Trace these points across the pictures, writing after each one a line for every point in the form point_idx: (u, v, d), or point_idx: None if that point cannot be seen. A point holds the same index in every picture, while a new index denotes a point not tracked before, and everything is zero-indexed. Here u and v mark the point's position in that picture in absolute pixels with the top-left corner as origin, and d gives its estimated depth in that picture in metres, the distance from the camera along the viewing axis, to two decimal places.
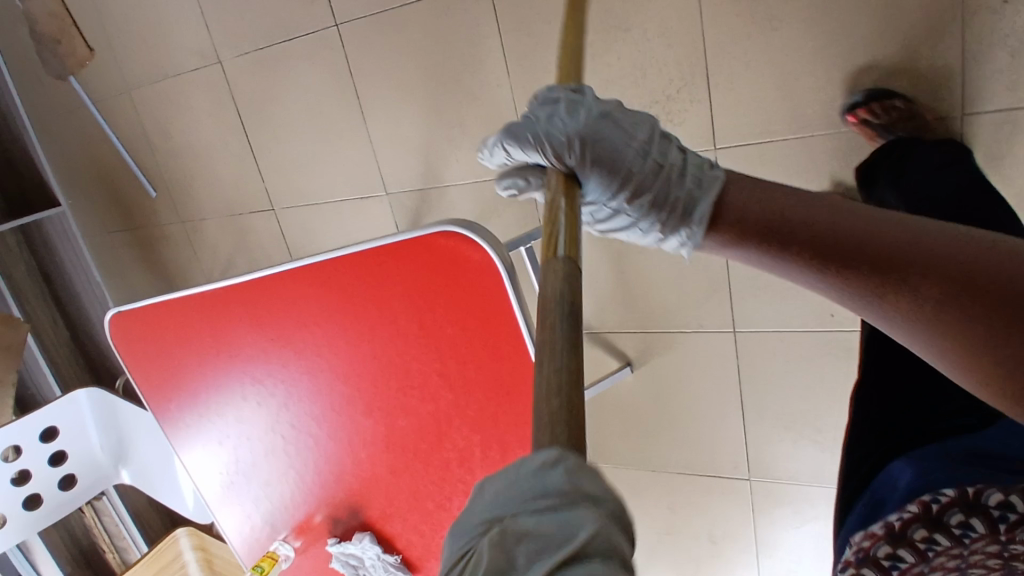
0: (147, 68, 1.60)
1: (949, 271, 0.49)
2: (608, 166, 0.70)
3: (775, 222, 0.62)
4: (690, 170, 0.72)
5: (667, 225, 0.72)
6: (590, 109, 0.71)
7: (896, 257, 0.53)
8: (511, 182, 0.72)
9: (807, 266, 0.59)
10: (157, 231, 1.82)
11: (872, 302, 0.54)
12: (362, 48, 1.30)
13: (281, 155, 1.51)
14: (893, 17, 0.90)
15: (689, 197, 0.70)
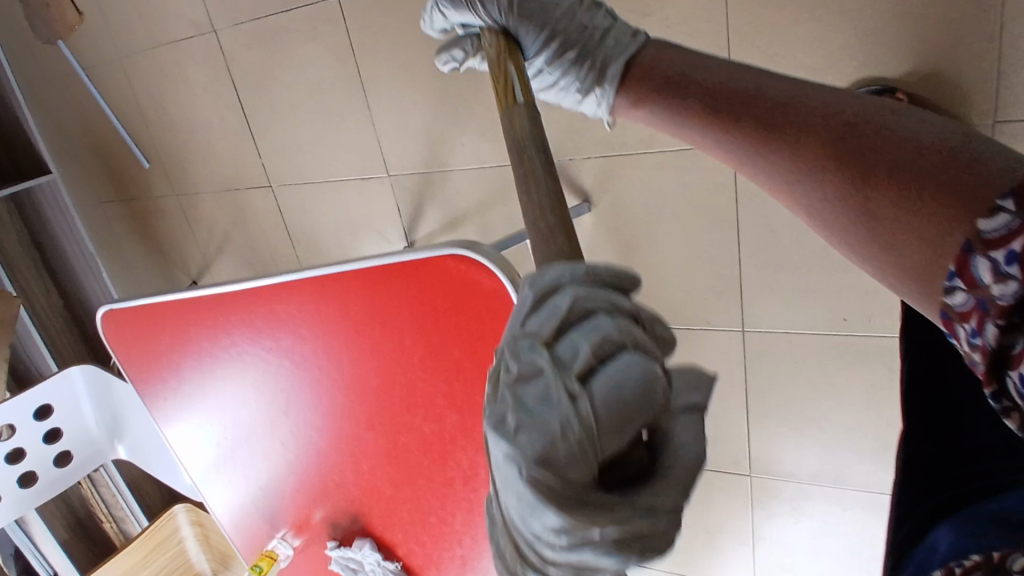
0: (138, 35, 1.53)
1: (826, 135, 0.53)
2: (534, 20, 0.75)
3: (687, 81, 0.68)
4: (612, 34, 0.76)
5: (587, 84, 0.77)
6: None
7: (783, 120, 0.57)
8: (450, 55, 0.84)
9: (706, 128, 0.65)
10: (152, 204, 1.77)
11: (756, 160, 0.60)
12: (363, 22, 1.23)
13: (278, 130, 1.46)
14: (933, 13, 0.83)
15: (606, 58, 0.76)
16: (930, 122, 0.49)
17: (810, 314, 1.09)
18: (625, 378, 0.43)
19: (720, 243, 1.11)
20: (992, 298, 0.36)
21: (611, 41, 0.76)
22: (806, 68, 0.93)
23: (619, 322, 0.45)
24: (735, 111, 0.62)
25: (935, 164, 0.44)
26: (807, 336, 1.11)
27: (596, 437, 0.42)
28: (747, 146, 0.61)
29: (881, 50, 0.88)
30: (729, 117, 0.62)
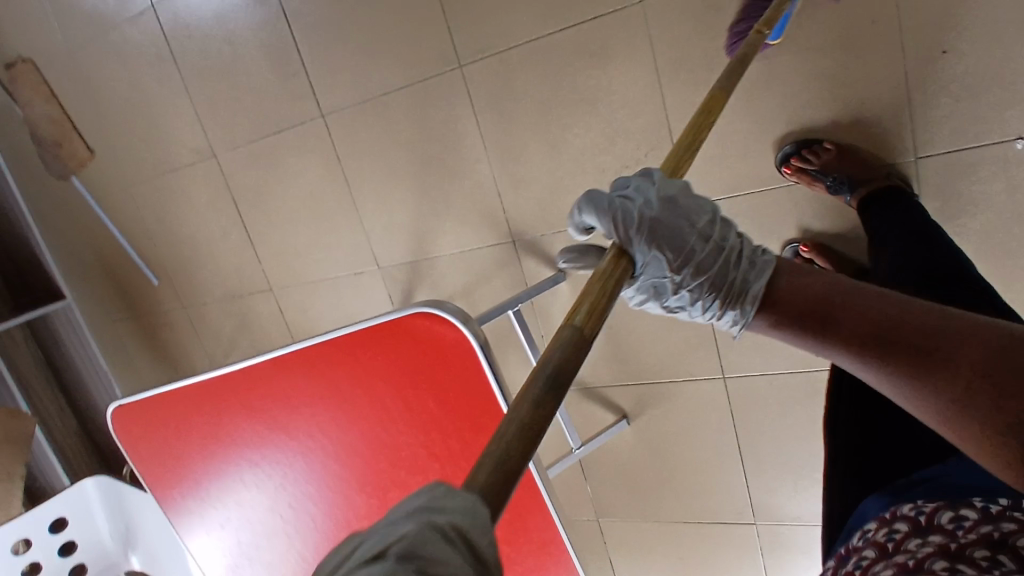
0: (145, 167, 1.68)
1: (978, 354, 0.47)
2: (669, 249, 0.66)
3: (815, 305, 0.59)
4: (748, 253, 0.67)
5: (723, 305, 0.67)
6: (656, 187, 0.67)
7: (926, 338, 0.51)
8: None
9: (830, 340, 0.57)
10: (160, 318, 1.89)
11: (891, 375, 0.52)
12: (349, 135, 1.37)
13: (279, 240, 1.57)
14: (842, 74, 0.96)
15: (744, 283, 0.65)
16: None
17: (782, 354, 1.16)
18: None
19: None
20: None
21: (752, 266, 0.66)
22: (742, 132, 1.04)
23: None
24: (853, 319, 0.55)
25: None
26: (783, 375, 1.18)
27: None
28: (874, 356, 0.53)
29: (804, 110, 1.00)
30: (844, 322, 0.56)
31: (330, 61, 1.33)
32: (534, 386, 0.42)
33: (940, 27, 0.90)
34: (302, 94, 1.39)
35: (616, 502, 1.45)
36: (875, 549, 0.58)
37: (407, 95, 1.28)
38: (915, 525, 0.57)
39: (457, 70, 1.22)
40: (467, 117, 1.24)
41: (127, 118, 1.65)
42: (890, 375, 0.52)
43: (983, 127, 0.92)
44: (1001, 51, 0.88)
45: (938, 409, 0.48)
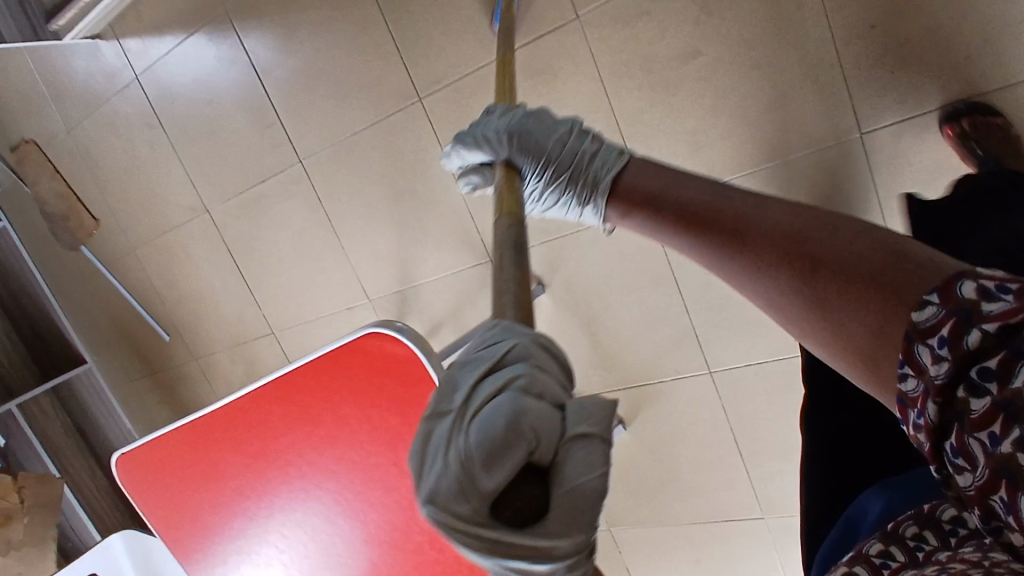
0: (145, 229, 1.77)
1: (810, 245, 0.59)
2: (534, 155, 0.86)
3: (697, 212, 0.73)
4: (601, 153, 0.86)
5: (582, 198, 0.87)
6: (516, 113, 0.88)
7: (785, 238, 0.62)
8: (469, 180, 0.93)
9: (727, 255, 0.68)
10: (175, 372, 1.96)
11: (760, 283, 0.64)
12: (327, 177, 1.43)
13: (274, 285, 1.63)
14: (777, 62, 1.00)
15: (595, 175, 0.85)
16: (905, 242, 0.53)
17: (763, 342, 1.18)
18: (521, 408, 0.44)
19: (663, 294, 1.23)
20: (978, 308, 0.40)
21: (600, 162, 0.85)
22: (690, 131, 1.07)
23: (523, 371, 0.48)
24: (744, 239, 0.66)
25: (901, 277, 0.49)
26: (765, 363, 1.20)
27: (470, 466, 0.42)
28: (755, 272, 0.64)
29: (746, 101, 1.03)
30: (749, 248, 0.65)
31: (302, 109, 1.40)
32: (509, 274, 0.57)
33: (862, 6, 0.94)
34: (279, 143, 1.46)
35: (624, 512, 1.44)
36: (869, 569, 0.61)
37: (375, 132, 1.34)
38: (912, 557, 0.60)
39: (417, 104, 1.27)
40: (433, 146, 1.29)
41: (124, 185, 1.73)
42: (768, 290, 0.63)
43: (920, 97, 0.95)
44: (920, 27, 0.93)
45: (797, 317, 0.59)
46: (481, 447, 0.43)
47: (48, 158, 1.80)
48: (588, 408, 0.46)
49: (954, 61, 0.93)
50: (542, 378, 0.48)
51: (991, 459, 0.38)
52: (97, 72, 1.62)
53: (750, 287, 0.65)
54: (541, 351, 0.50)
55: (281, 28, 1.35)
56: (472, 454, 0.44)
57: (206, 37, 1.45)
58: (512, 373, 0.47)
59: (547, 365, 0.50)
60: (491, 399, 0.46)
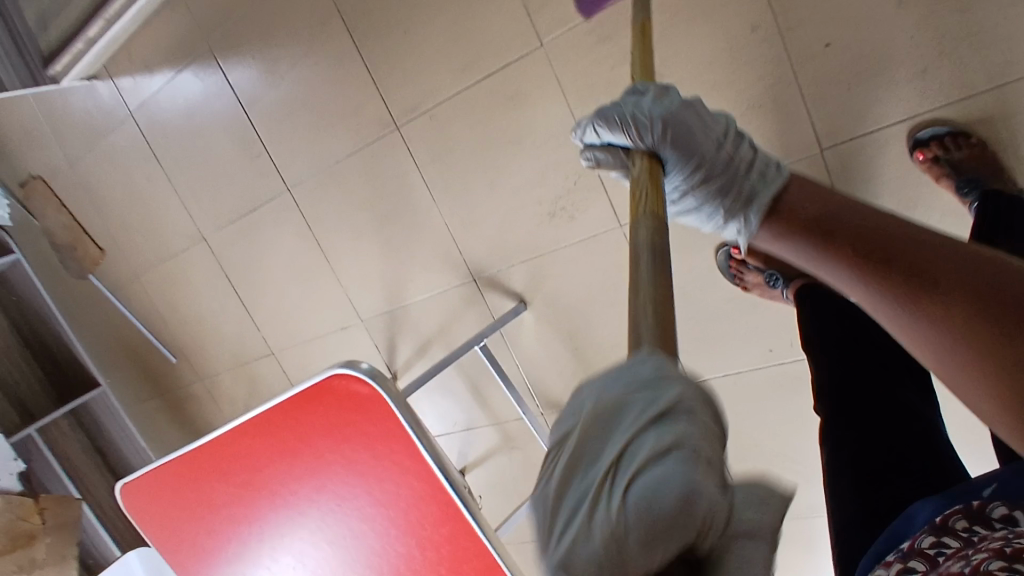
0: (147, 256, 1.82)
1: (960, 267, 0.53)
2: (686, 154, 0.75)
3: (824, 219, 0.68)
4: (757, 164, 0.78)
5: (729, 211, 0.79)
6: (671, 98, 0.75)
7: (920, 258, 0.57)
8: (592, 155, 0.78)
9: (844, 264, 0.63)
10: (184, 391, 2.02)
11: (917, 324, 0.55)
12: (315, 202, 1.47)
13: (272, 307, 1.68)
14: (737, 81, 1.01)
15: (753, 189, 0.77)
16: None
17: (740, 354, 1.20)
18: (698, 488, 0.34)
19: None
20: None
21: (758, 176, 0.77)
22: None
23: (689, 433, 0.37)
24: (918, 274, 0.56)
25: None
26: (745, 373, 1.21)
27: (625, 545, 0.33)
28: (911, 307, 0.55)
29: None
30: (886, 267, 0.59)
31: (288, 139, 1.44)
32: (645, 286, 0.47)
33: (816, 23, 0.95)
34: (268, 172, 1.50)
35: None
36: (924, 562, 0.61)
37: (358, 159, 1.38)
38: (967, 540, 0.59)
39: (395, 132, 1.31)
40: (413, 171, 1.33)
41: (125, 214, 1.79)
42: (921, 329, 0.54)
43: (877, 110, 0.96)
44: (880, 36, 0.94)
45: (959, 366, 0.50)
46: (634, 521, 0.34)
47: (54, 193, 1.86)
48: (760, 492, 0.37)
49: (913, 70, 0.93)
50: (713, 439, 0.38)
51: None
52: (95, 109, 1.68)
53: (904, 327, 0.56)
54: (709, 408, 0.39)
55: (261, 61, 1.39)
56: (623, 525, 0.34)
57: (192, 72, 1.49)
58: (682, 429, 0.37)
59: (716, 425, 0.39)
60: (654, 459, 0.36)
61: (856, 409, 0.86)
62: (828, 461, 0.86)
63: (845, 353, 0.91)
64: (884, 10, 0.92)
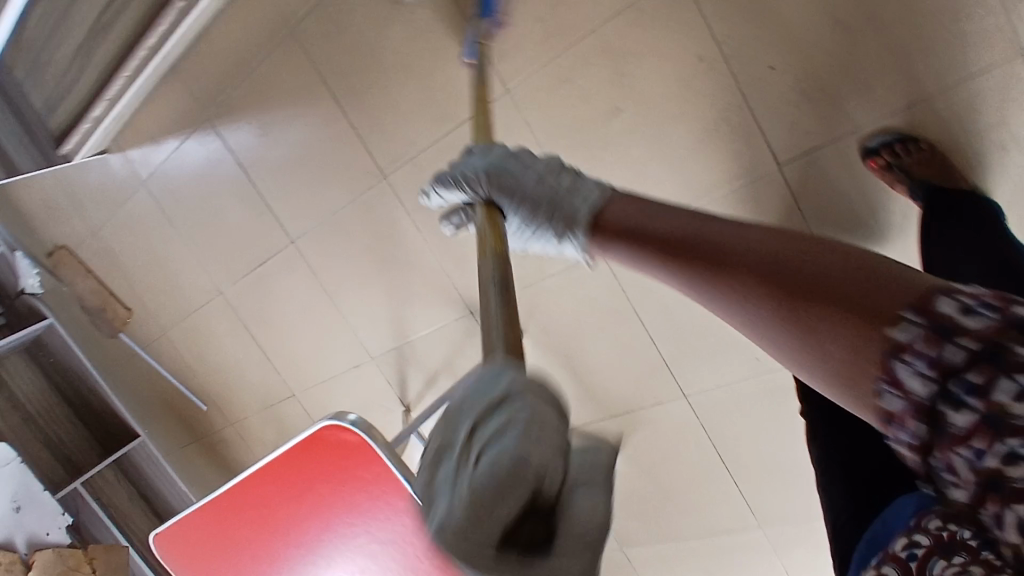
0: (171, 312, 1.93)
1: (752, 252, 0.58)
2: (509, 193, 0.89)
3: (636, 226, 0.74)
4: (575, 186, 0.86)
5: (559, 233, 0.86)
6: (495, 153, 0.92)
7: (715, 251, 0.62)
8: (449, 218, 0.98)
9: (664, 268, 0.68)
10: (215, 436, 2.12)
11: (732, 308, 0.59)
12: (318, 253, 1.56)
13: (289, 352, 1.77)
14: (692, 109, 1.06)
15: (573, 210, 0.84)
16: (852, 249, 0.52)
17: (728, 365, 1.25)
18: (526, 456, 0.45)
19: (630, 327, 1.30)
20: (1009, 353, 0.39)
21: (577, 197, 0.85)
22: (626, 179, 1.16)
23: (525, 403, 0.48)
24: (729, 263, 0.60)
25: (852, 288, 0.49)
26: (736, 384, 1.26)
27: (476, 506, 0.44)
28: (730, 293, 0.59)
29: (669, 148, 1.10)
30: (696, 265, 0.64)
31: (287, 195, 1.52)
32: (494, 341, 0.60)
33: (759, 49, 1.00)
34: (272, 227, 1.59)
35: (631, 531, 1.51)
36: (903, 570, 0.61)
37: (354, 209, 1.46)
38: (937, 539, 0.58)
39: (384, 181, 1.39)
40: (404, 216, 1.41)
41: (147, 275, 1.89)
42: (743, 312, 0.57)
43: (826, 125, 1.01)
44: (821, 56, 0.98)
45: (772, 338, 0.55)
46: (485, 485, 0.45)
47: (82, 261, 1.99)
48: (591, 461, 0.49)
49: (857, 85, 0.98)
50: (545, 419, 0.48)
51: (979, 474, 0.40)
52: (110, 180, 1.77)
53: (723, 312, 0.61)
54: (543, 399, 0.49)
55: (255, 126, 1.47)
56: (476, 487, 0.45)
57: (194, 141, 1.57)
58: (513, 409, 0.48)
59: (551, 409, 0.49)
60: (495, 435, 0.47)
61: (844, 417, 0.91)
62: (817, 463, 0.92)
63: None
64: (823, 31, 0.97)
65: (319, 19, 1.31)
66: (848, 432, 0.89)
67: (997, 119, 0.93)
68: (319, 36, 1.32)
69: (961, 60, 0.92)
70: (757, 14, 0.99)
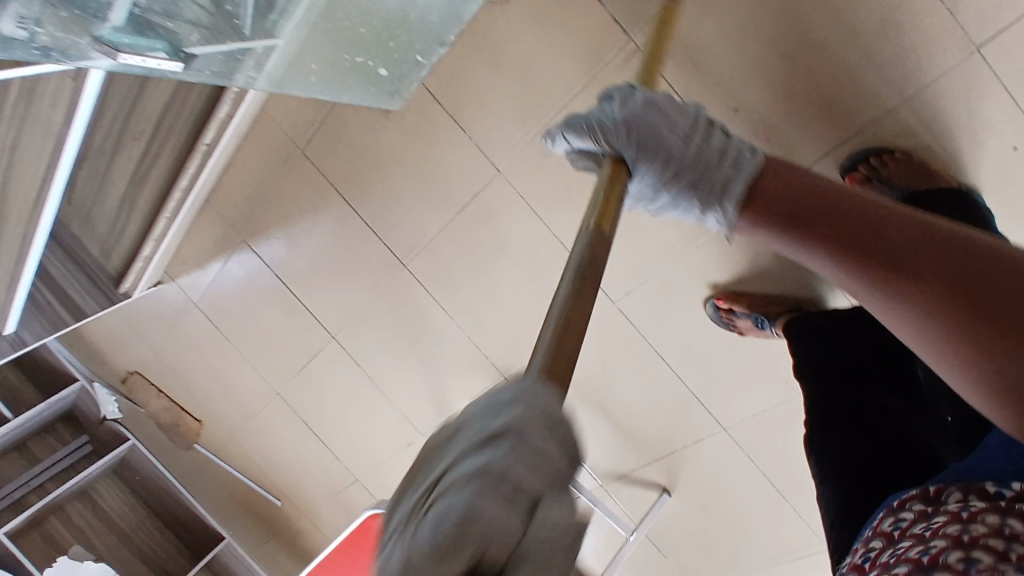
0: (235, 418, 2.04)
1: (956, 265, 0.56)
2: (652, 152, 0.79)
3: (797, 211, 0.69)
4: (730, 153, 0.78)
5: (705, 204, 0.79)
6: (634, 101, 0.80)
7: (904, 252, 0.59)
8: (580, 157, 0.85)
9: (830, 261, 0.65)
10: (294, 529, 2.20)
11: (914, 317, 0.57)
12: (358, 343, 1.66)
13: (348, 439, 1.86)
14: None
15: (727, 177, 0.77)
16: None
17: (759, 392, 1.27)
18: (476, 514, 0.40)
19: (657, 370, 1.33)
20: None
21: (731, 164, 0.77)
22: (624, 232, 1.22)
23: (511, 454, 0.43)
24: (923, 273, 0.57)
25: None
26: (770, 409, 1.27)
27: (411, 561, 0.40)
28: (914, 306, 0.57)
29: None
30: (877, 261, 0.61)
31: (321, 295, 1.63)
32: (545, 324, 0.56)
33: (720, 93, 1.06)
34: (313, 326, 1.70)
35: (701, 569, 1.51)
36: (885, 539, 0.69)
37: (383, 298, 1.56)
38: (922, 514, 0.68)
39: (405, 269, 1.49)
40: (428, 299, 1.50)
41: (208, 388, 2.01)
42: (927, 332, 0.56)
43: (798, 152, 1.06)
44: (779, 89, 1.03)
45: (967, 363, 0.53)
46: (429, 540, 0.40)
47: (154, 383, 2.08)
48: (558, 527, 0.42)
49: (819, 110, 1.03)
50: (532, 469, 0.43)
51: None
52: (164, 308, 1.91)
53: (900, 317, 0.59)
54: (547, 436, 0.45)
55: (284, 238, 1.60)
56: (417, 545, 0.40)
57: (233, 261, 1.71)
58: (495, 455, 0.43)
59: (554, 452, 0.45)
60: (462, 476, 0.42)
61: (846, 423, 0.91)
62: (816, 470, 0.89)
63: (837, 378, 0.99)
64: (774, 67, 1.02)
65: (321, 138, 1.43)
66: (847, 437, 0.89)
67: (964, 114, 0.97)
68: (325, 150, 1.44)
69: (917, 68, 0.97)
70: (710, 63, 1.04)
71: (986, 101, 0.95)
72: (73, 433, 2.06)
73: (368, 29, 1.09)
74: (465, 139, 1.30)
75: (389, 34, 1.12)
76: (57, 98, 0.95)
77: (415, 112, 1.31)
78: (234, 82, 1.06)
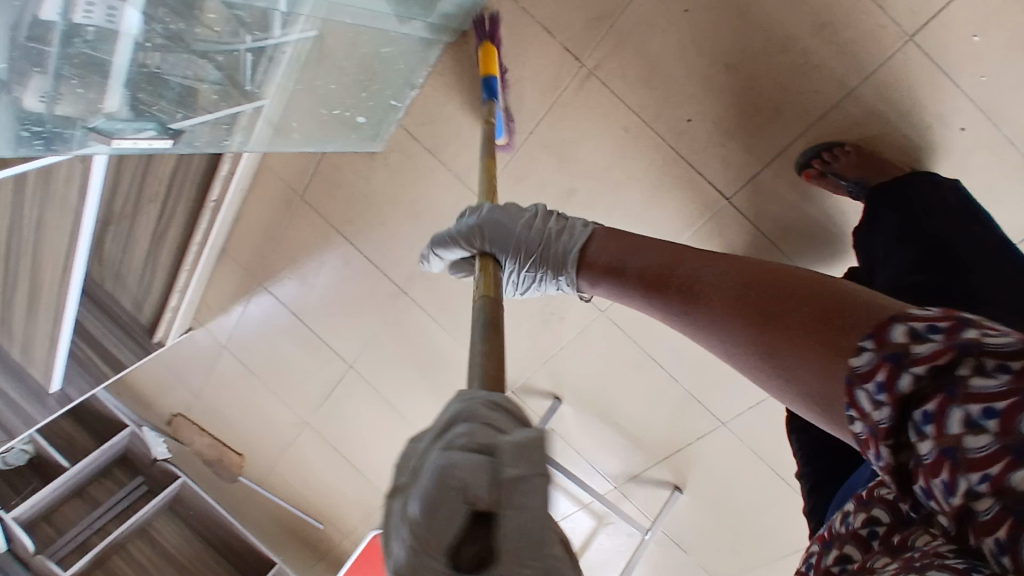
0: (273, 450, 2.15)
1: (764, 297, 0.58)
2: (501, 244, 0.87)
3: (633, 267, 0.73)
4: (566, 229, 0.85)
5: (554, 274, 0.84)
6: (483, 208, 0.90)
7: (719, 297, 0.62)
8: (458, 268, 0.96)
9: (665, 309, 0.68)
10: (340, 549, 2.30)
11: (730, 346, 0.60)
12: (375, 370, 1.76)
13: (378, 460, 1.95)
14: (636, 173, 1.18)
15: (562, 248, 0.83)
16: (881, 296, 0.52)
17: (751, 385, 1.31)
18: None
19: (653, 375, 1.37)
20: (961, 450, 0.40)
21: (568, 236, 0.84)
22: None
23: None
24: (740, 306, 0.60)
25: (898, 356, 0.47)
26: (764, 402, 1.31)
27: None
28: (730, 336, 0.60)
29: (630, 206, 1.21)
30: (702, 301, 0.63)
31: (335, 327, 1.73)
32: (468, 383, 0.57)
33: (672, 108, 1.11)
34: (331, 358, 1.80)
35: (722, 562, 1.54)
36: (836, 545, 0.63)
37: (393, 325, 1.65)
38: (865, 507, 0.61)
39: (406, 296, 1.59)
40: (430, 323, 1.60)
41: (245, 424, 2.13)
42: (743, 355, 0.58)
43: (753, 154, 1.11)
44: (728, 97, 1.08)
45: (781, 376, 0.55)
46: None
47: (195, 421, 2.22)
48: None
49: (769, 112, 1.07)
50: None
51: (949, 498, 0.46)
52: (198, 351, 2.03)
53: (723, 350, 0.61)
54: None
55: (295, 278, 1.70)
56: None
57: (253, 303, 1.82)
58: None
59: None
60: None
61: None
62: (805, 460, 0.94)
63: None
64: (720, 76, 1.07)
65: (316, 183, 1.53)
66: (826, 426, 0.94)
67: (907, 103, 1.01)
68: (321, 195, 1.54)
69: (855, 63, 1.01)
70: (661, 77, 1.09)
71: (929, 88, 1.00)
72: (128, 475, 2.19)
73: (340, 85, 1.18)
74: (446, 173, 1.38)
75: (364, 86, 1.22)
76: (70, 178, 1.07)
77: (397, 151, 1.40)
78: (228, 147, 1.15)
